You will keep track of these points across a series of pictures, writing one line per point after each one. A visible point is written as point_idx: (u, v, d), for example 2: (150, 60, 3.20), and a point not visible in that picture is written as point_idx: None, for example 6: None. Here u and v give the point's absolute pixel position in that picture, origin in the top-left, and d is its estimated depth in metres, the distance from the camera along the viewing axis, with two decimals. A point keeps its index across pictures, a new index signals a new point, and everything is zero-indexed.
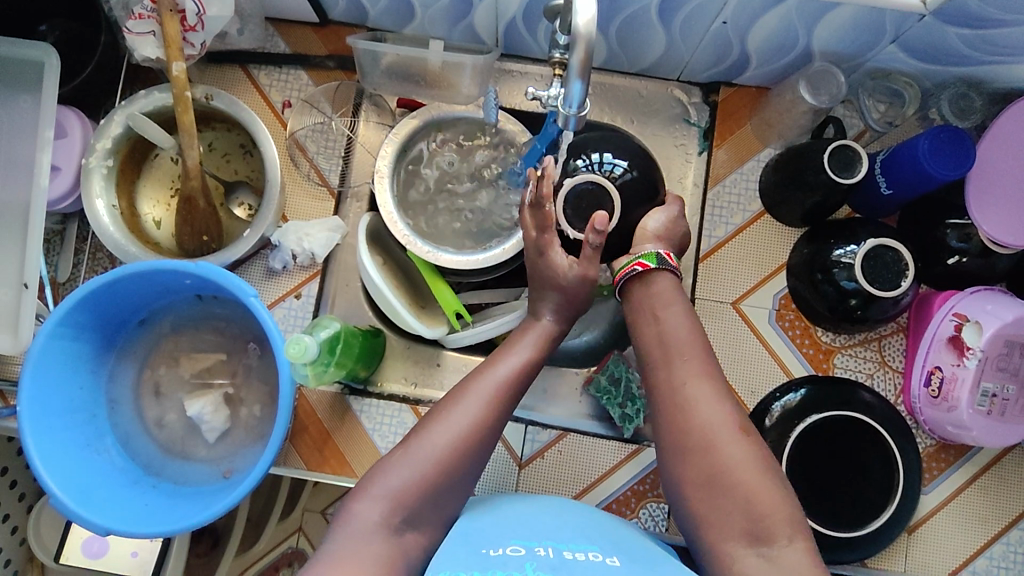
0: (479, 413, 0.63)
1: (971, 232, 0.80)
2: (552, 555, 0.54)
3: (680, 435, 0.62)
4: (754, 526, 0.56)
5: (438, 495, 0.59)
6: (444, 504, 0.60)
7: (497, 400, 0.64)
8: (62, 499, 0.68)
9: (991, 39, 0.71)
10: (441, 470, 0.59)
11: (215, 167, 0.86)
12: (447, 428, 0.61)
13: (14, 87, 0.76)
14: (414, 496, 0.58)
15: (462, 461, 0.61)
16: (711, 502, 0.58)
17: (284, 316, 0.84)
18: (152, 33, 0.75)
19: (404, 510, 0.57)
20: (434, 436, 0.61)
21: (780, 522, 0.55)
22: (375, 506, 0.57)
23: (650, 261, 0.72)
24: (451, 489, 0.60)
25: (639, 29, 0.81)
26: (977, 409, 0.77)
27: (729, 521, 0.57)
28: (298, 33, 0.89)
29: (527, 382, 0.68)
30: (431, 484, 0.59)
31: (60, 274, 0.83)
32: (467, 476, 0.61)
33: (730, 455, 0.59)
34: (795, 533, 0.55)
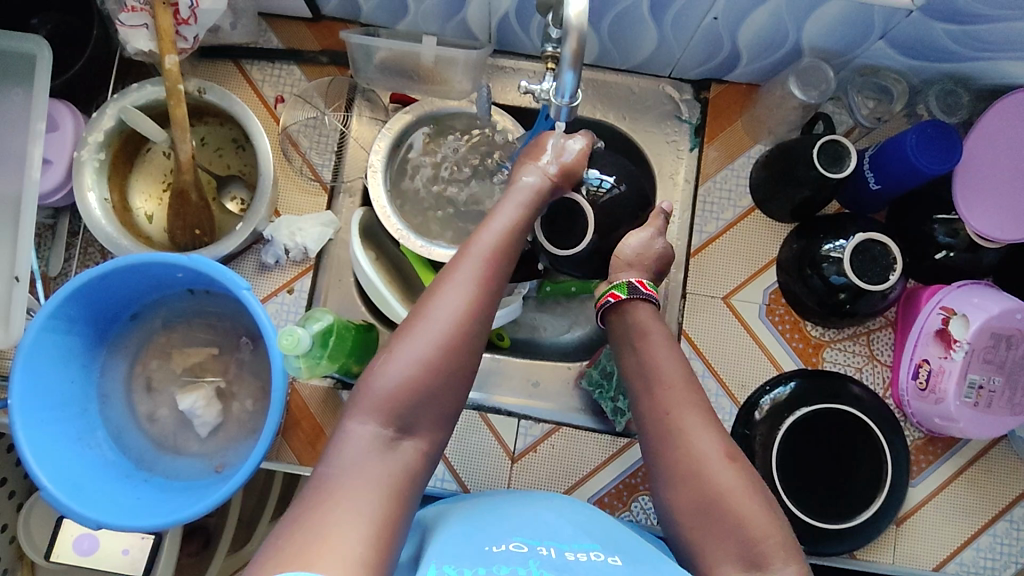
0: (466, 295, 0.61)
1: (958, 227, 0.81)
2: (555, 555, 0.55)
3: (670, 438, 0.62)
4: (745, 552, 0.56)
5: (438, 387, 0.59)
6: (446, 394, 0.59)
7: (480, 283, 0.62)
8: (53, 493, 0.68)
9: (977, 35, 0.72)
10: (438, 359, 0.58)
11: (207, 161, 0.86)
12: (436, 317, 0.60)
13: (5, 80, 0.76)
14: (412, 393, 0.57)
15: (458, 348, 0.60)
16: (701, 503, 0.59)
17: (276, 310, 0.84)
18: (145, 26, 0.75)
19: (405, 407, 0.57)
20: (424, 328, 0.59)
21: (774, 547, 0.56)
22: (374, 411, 0.56)
23: (621, 292, 0.72)
24: (450, 377, 0.59)
25: (632, 26, 0.82)
26: (964, 401, 0.78)
27: (719, 513, 0.58)
28: (291, 28, 0.89)
29: (509, 253, 0.66)
30: (429, 377, 0.58)
31: (52, 268, 0.82)
32: (466, 361, 0.60)
33: (722, 480, 0.59)
34: (789, 559, 0.56)
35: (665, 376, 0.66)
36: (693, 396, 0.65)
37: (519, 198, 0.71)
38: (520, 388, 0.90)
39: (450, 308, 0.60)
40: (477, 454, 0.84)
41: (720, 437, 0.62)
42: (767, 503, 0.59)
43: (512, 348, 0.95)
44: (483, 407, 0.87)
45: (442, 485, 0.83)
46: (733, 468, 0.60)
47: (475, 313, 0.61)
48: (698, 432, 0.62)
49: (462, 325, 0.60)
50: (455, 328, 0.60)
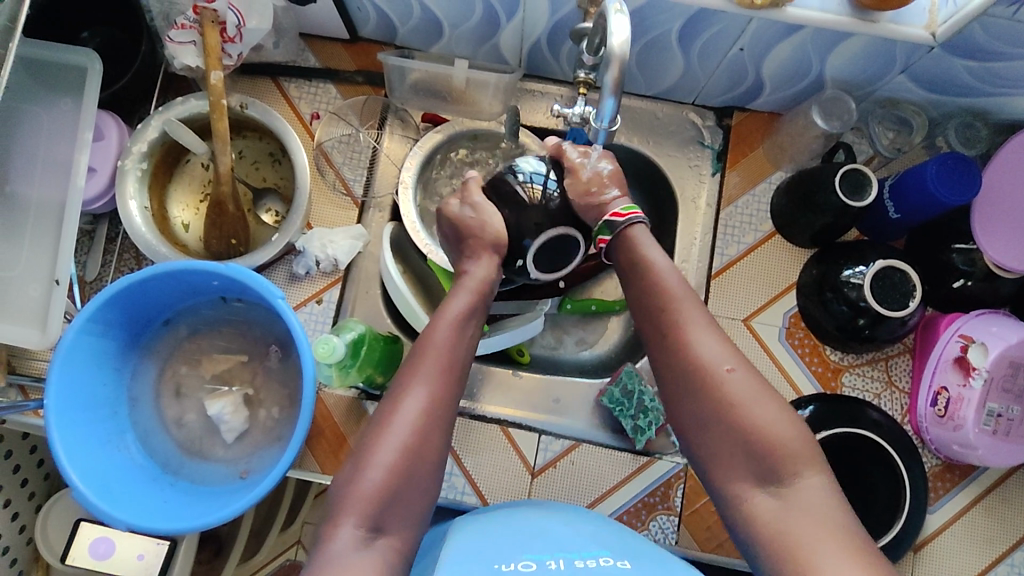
0: (426, 397, 0.61)
1: (976, 257, 0.82)
2: (563, 566, 0.55)
3: (677, 363, 0.62)
4: (761, 468, 0.56)
5: (406, 494, 0.58)
6: (416, 500, 0.59)
7: (442, 372, 0.63)
8: (83, 492, 0.69)
9: (996, 72, 0.75)
10: (405, 465, 0.58)
11: (244, 173, 0.89)
12: (400, 420, 0.60)
13: (55, 91, 0.79)
14: (388, 500, 0.57)
15: (423, 452, 0.60)
16: (713, 417, 0.59)
17: (305, 320, 0.86)
18: (192, 43, 0.79)
19: (375, 516, 0.56)
20: (388, 439, 0.59)
21: (788, 459, 0.56)
22: (347, 526, 0.56)
23: (606, 235, 0.71)
24: (418, 484, 0.59)
25: (659, 54, 0.85)
26: (983, 429, 0.79)
27: (731, 437, 0.58)
28: (329, 49, 0.92)
29: (464, 344, 0.66)
30: (399, 483, 0.58)
31: (88, 273, 0.85)
32: (432, 465, 0.60)
33: (735, 391, 0.59)
34: (805, 467, 0.56)
35: (668, 293, 0.66)
36: (699, 309, 0.64)
37: (472, 285, 0.70)
38: (539, 403, 0.91)
39: (412, 413, 0.60)
40: (497, 467, 0.85)
41: (724, 343, 0.62)
42: (790, 418, 0.58)
43: (532, 364, 0.96)
44: (504, 420, 0.88)
45: (463, 498, 0.84)
46: (741, 378, 0.59)
47: (434, 415, 0.61)
48: (698, 338, 0.62)
49: (426, 429, 0.60)
50: (419, 433, 0.60)
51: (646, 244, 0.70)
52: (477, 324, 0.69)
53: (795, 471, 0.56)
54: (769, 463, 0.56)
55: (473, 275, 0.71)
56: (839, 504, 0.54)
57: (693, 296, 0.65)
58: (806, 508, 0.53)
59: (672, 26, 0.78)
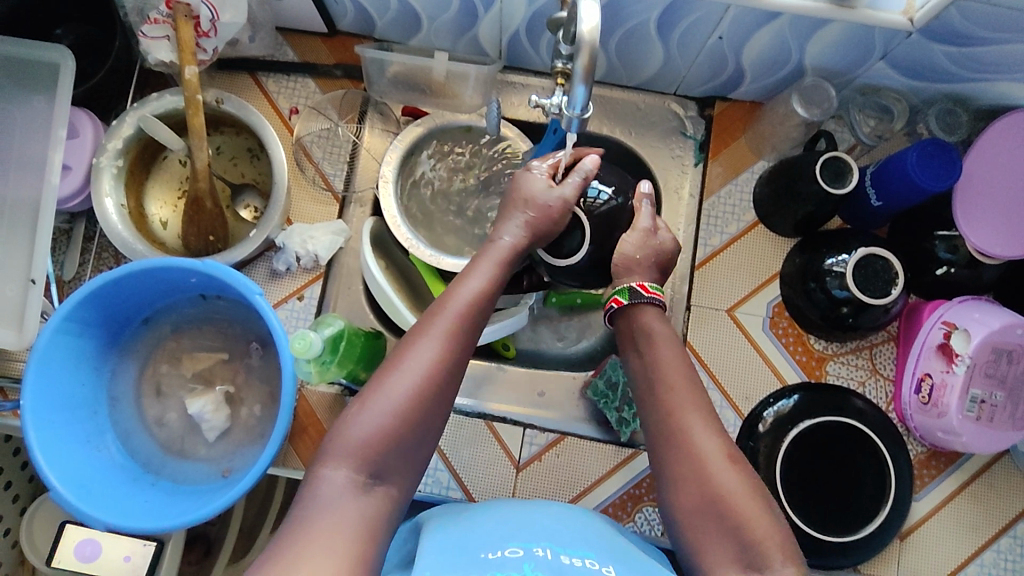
0: (440, 348, 0.61)
1: (958, 244, 0.82)
2: (550, 556, 0.55)
3: (669, 443, 0.63)
4: (744, 552, 0.55)
5: (407, 440, 0.58)
6: (415, 448, 0.59)
7: (458, 328, 0.63)
8: (61, 493, 0.68)
9: (975, 56, 0.75)
10: (411, 413, 0.58)
11: (222, 169, 0.88)
12: (412, 366, 0.60)
13: (27, 88, 0.78)
14: (386, 443, 0.57)
15: (429, 402, 0.59)
16: (701, 503, 0.59)
17: (286, 316, 0.85)
18: (166, 38, 0.78)
19: (373, 464, 0.56)
20: (396, 383, 0.59)
21: (772, 547, 0.55)
22: (343, 468, 0.55)
23: (624, 297, 0.72)
24: (420, 433, 0.59)
25: (639, 44, 0.84)
26: (966, 415, 0.79)
27: (711, 517, 0.58)
28: (307, 43, 0.91)
29: (484, 308, 0.66)
30: (403, 428, 0.58)
31: (66, 273, 0.84)
32: (437, 417, 0.60)
33: (724, 483, 0.59)
34: (787, 560, 0.54)
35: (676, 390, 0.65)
36: (698, 405, 0.64)
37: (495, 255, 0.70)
38: (524, 398, 0.90)
39: (426, 362, 0.60)
40: (482, 461, 0.85)
41: (721, 438, 0.62)
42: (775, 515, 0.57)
43: (517, 359, 0.96)
44: (489, 415, 0.88)
45: (448, 493, 0.83)
46: (735, 470, 0.60)
47: (447, 367, 0.61)
48: (697, 432, 0.62)
49: (436, 378, 0.60)
50: (429, 380, 0.59)
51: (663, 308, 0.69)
52: (499, 289, 0.69)
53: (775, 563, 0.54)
54: (754, 550, 0.55)
55: (495, 249, 0.71)
56: None
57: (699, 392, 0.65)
58: None
59: (650, 15, 0.77)
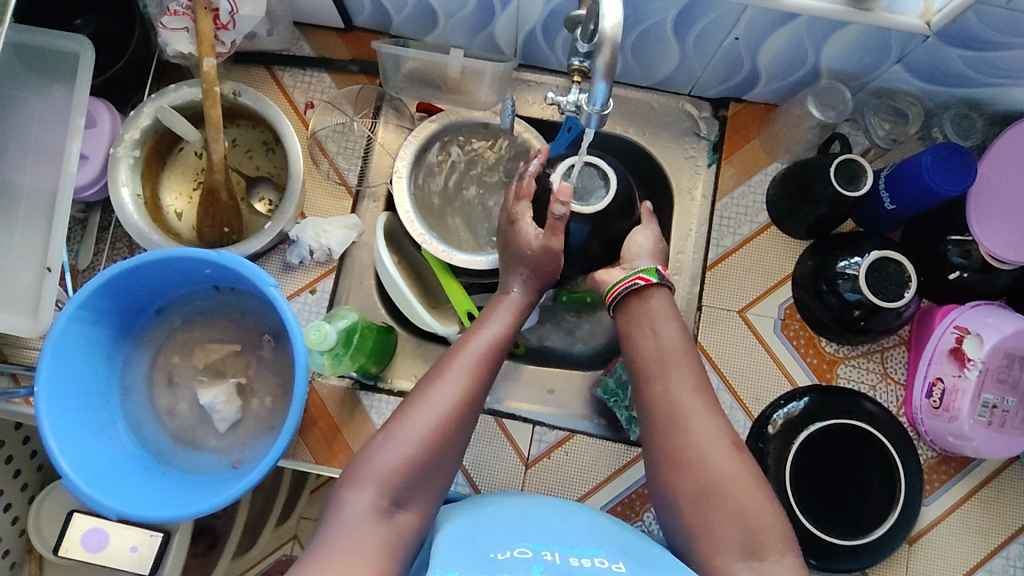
0: (461, 388, 0.63)
1: (972, 249, 0.82)
2: (559, 560, 0.54)
3: (675, 435, 0.63)
4: (746, 540, 0.56)
5: (430, 472, 0.60)
6: (436, 480, 0.60)
7: (480, 368, 0.65)
8: (73, 479, 0.68)
9: (992, 61, 0.75)
10: (433, 447, 0.60)
11: (238, 162, 0.89)
12: (435, 402, 0.62)
13: (47, 77, 0.78)
14: (409, 472, 0.58)
15: (450, 437, 0.61)
16: (702, 489, 0.59)
17: (299, 309, 0.85)
18: (185, 30, 0.78)
19: (397, 491, 0.57)
20: (420, 417, 0.61)
21: (773, 536, 0.56)
22: (367, 491, 0.56)
23: (652, 275, 0.71)
24: (441, 466, 0.60)
25: (655, 43, 0.84)
26: (978, 420, 0.79)
27: (717, 506, 0.58)
28: (324, 38, 0.92)
29: (501, 353, 0.68)
30: (425, 460, 0.59)
31: (81, 261, 0.84)
32: (456, 453, 0.62)
33: (723, 470, 0.60)
34: (787, 548, 0.56)
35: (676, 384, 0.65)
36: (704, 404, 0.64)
37: (510, 303, 0.73)
38: (534, 395, 0.91)
39: (448, 399, 0.62)
40: (490, 457, 0.85)
41: (724, 425, 0.63)
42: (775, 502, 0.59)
43: (526, 356, 0.96)
44: (499, 411, 0.88)
45: (457, 488, 0.83)
46: (737, 456, 0.61)
47: (468, 407, 0.63)
48: (697, 418, 0.63)
49: (458, 415, 0.62)
50: (452, 416, 0.62)
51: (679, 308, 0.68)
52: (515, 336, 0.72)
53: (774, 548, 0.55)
54: (755, 538, 0.56)
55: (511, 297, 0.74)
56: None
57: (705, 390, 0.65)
58: None
59: (667, 14, 0.78)
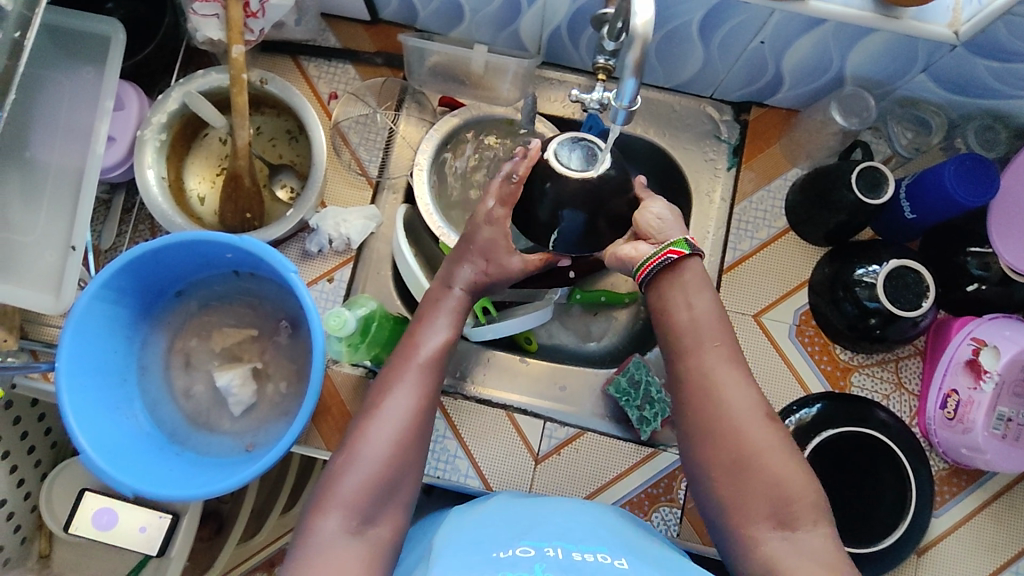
0: (410, 400, 0.64)
1: (991, 261, 0.82)
2: (561, 555, 0.55)
3: (703, 432, 0.62)
4: (777, 510, 0.58)
5: (394, 487, 0.61)
6: (401, 493, 0.61)
7: (425, 377, 0.66)
8: (90, 456, 0.69)
9: (1019, 73, 0.74)
10: (393, 464, 0.61)
11: (261, 149, 0.89)
12: (386, 419, 0.62)
13: (77, 59, 0.80)
14: (371, 492, 0.59)
15: (409, 451, 0.62)
16: (733, 470, 0.60)
17: (316, 297, 0.86)
18: (215, 16, 0.79)
19: (365, 512, 0.58)
20: (373, 436, 0.61)
21: (805, 507, 0.57)
22: (334, 517, 0.57)
23: (682, 246, 0.67)
24: (404, 479, 0.61)
25: (679, 45, 0.84)
26: (992, 433, 0.79)
27: (751, 485, 0.59)
28: (349, 29, 0.93)
29: (446, 355, 0.68)
30: (387, 478, 0.60)
31: (103, 242, 0.85)
32: (415, 464, 0.63)
33: (756, 440, 0.60)
34: (819, 518, 0.58)
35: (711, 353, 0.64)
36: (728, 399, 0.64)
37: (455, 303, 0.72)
38: (545, 390, 0.90)
39: (400, 414, 0.63)
40: (500, 451, 0.85)
41: (754, 394, 0.62)
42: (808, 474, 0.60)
43: (539, 353, 0.97)
44: (509, 406, 0.88)
45: (465, 481, 0.84)
46: (771, 427, 0.61)
47: (418, 416, 0.63)
48: (731, 388, 0.62)
49: (410, 427, 0.62)
50: (404, 430, 0.62)
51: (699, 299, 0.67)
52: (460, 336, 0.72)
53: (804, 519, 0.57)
54: (787, 508, 0.57)
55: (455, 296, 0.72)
56: (841, 558, 0.56)
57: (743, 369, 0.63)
58: (815, 556, 0.55)
59: (693, 16, 0.78)
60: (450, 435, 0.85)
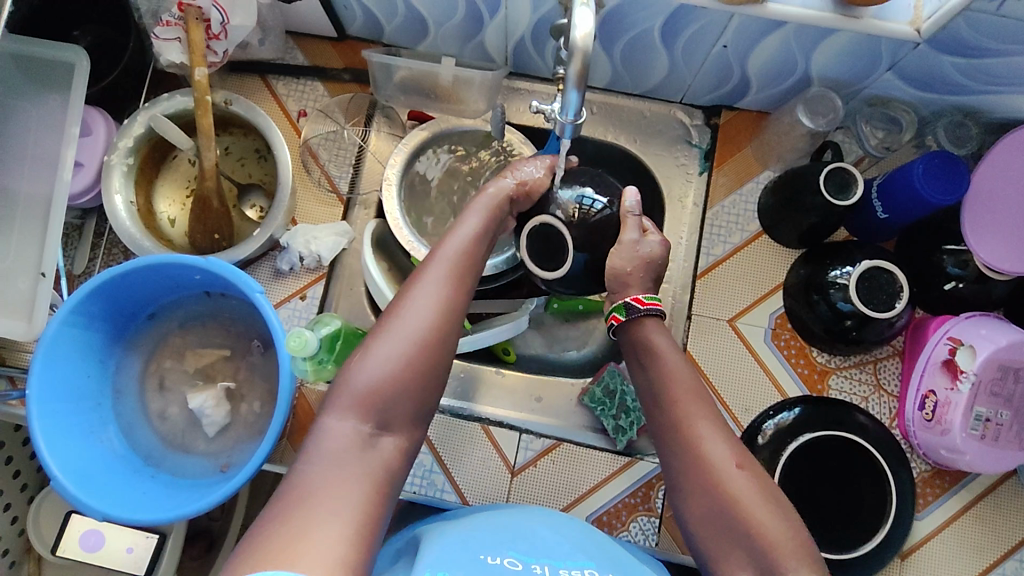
0: (438, 296, 0.62)
1: (968, 259, 0.80)
2: (548, 572, 0.54)
3: (681, 450, 0.62)
4: (757, 558, 0.55)
5: (412, 389, 0.58)
6: (420, 396, 0.58)
7: (454, 278, 0.63)
8: (62, 481, 0.69)
9: (985, 68, 0.73)
10: (415, 361, 0.58)
11: (230, 170, 0.90)
12: (410, 316, 0.60)
13: (44, 87, 0.80)
14: (391, 390, 0.57)
15: (432, 348, 0.59)
16: (710, 499, 0.58)
17: (288, 315, 0.86)
18: (177, 40, 0.79)
19: (378, 411, 0.56)
20: (395, 330, 0.59)
21: (786, 554, 0.54)
22: (350, 412, 0.55)
23: (620, 314, 0.71)
24: (425, 380, 0.59)
25: (644, 51, 0.84)
26: (971, 433, 0.78)
27: (731, 531, 0.57)
28: (317, 47, 0.93)
29: (476, 258, 0.66)
30: (404, 377, 0.57)
31: (76, 266, 0.86)
32: (440, 364, 0.60)
33: (736, 487, 0.58)
34: (801, 564, 0.54)
35: (676, 386, 0.65)
36: (692, 412, 0.63)
37: (486, 204, 0.71)
38: (520, 403, 0.90)
39: (423, 312, 0.60)
40: (477, 465, 0.85)
41: (731, 443, 0.61)
42: (792, 521, 0.56)
43: (517, 364, 0.97)
44: (485, 418, 0.88)
45: (442, 496, 0.84)
46: (743, 475, 0.58)
47: (447, 314, 0.61)
48: (702, 420, 0.62)
49: (436, 323, 0.60)
50: (431, 327, 0.60)
51: (656, 326, 0.70)
52: (490, 242, 0.70)
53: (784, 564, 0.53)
54: (767, 556, 0.54)
55: (488, 198, 0.71)
56: None
57: (703, 396, 0.65)
58: None
59: (654, 23, 0.77)
60: (425, 450, 0.85)
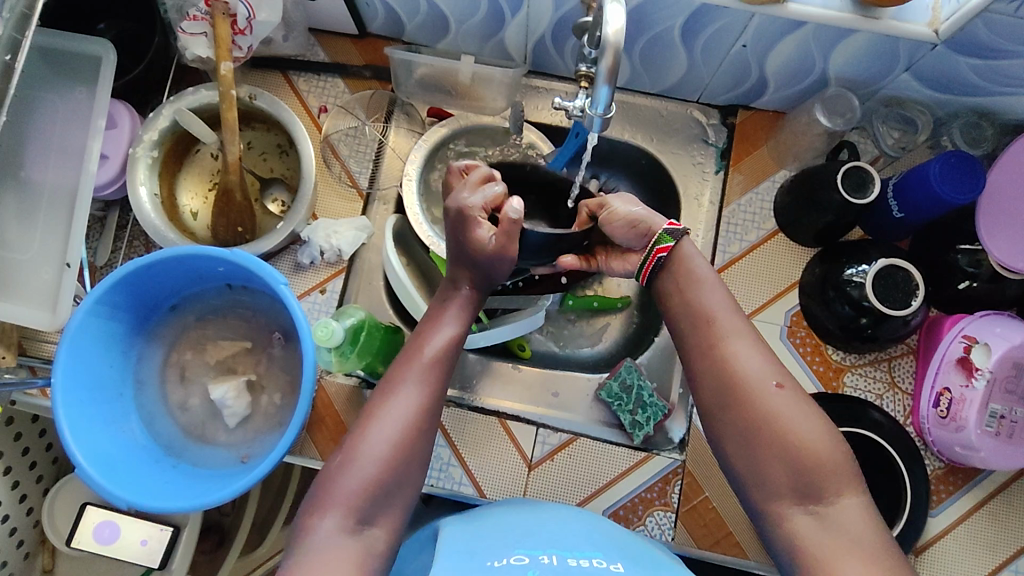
0: (418, 396, 0.63)
1: (982, 258, 0.81)
2: (556, 562, 0.54)
3: (722, 379, 0.62)
4: (801, 480, 0.58)
5: (391, 488, 0.60)
6: (398, 493, 0.60)
7: (433, 376, 0.64)
8: (86, 469, 0.70)
9: (1000, 70, 0.74)
10: (393, 463, 0.60)
11: (253, 164, 0.91)
12: (390, 417, 0.61)
13: (70, 79, 0.81)
14: (371, 493, 0.58)
15: (410, 449, 0.61)
16: (752, 431, 0.60)
17: (309, 308, 0.87)
18: (204, 34, 0.81)
19: (359, 512, 0.57)
20: (376, 432, 0.60)
21: (831, 475, 0.57)
22: (333, 516, 0.56)
23: (667, 243, 0.70)
24: (402, 481, 0.60)
25: (662, 50, 0.85)
26: (985, 430, 0.79)
27: (771, 454, 0.59)
28: (338, 44, 0.94)
29: (456, 352, 0.67)
30: (384, 480, 0.59)
31: (99, 258, 0.87)
32: (418, 463, 0.62)
33: (779, 408, 0.60)
34: (842, 483, 0.58)
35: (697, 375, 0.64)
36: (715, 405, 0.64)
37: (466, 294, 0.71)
38: (538, 397, 0.91)
39: (403, 415, 0.61)
40: (494, 460, 0.86)
41: (769, 360, 0.62)
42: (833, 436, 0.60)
43: (533, 360, 0.97)
44: (502, 412, 0.89)
45: (459, 489, 0.84)
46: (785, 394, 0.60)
47: (425, 415, 0.62)
48: (741, 345, 0.63)
49: (414, 425, 0.62)
50: (410, 428, 0.61)
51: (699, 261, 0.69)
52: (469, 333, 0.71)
53: (838, 491, 0.57)
54: (812, 481, 0.57)
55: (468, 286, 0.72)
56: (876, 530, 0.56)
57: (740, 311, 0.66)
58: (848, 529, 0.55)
59: (674, 22, 0.79)
60: (443, 443, 0.86)
